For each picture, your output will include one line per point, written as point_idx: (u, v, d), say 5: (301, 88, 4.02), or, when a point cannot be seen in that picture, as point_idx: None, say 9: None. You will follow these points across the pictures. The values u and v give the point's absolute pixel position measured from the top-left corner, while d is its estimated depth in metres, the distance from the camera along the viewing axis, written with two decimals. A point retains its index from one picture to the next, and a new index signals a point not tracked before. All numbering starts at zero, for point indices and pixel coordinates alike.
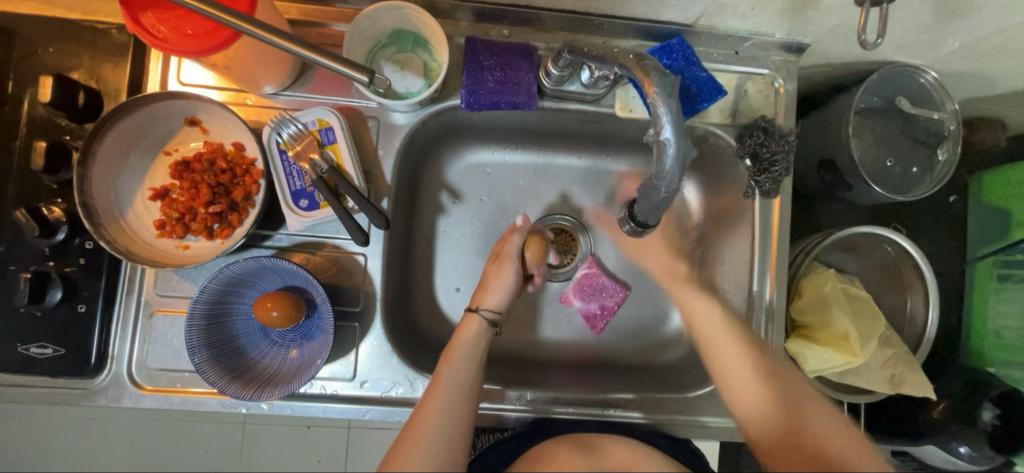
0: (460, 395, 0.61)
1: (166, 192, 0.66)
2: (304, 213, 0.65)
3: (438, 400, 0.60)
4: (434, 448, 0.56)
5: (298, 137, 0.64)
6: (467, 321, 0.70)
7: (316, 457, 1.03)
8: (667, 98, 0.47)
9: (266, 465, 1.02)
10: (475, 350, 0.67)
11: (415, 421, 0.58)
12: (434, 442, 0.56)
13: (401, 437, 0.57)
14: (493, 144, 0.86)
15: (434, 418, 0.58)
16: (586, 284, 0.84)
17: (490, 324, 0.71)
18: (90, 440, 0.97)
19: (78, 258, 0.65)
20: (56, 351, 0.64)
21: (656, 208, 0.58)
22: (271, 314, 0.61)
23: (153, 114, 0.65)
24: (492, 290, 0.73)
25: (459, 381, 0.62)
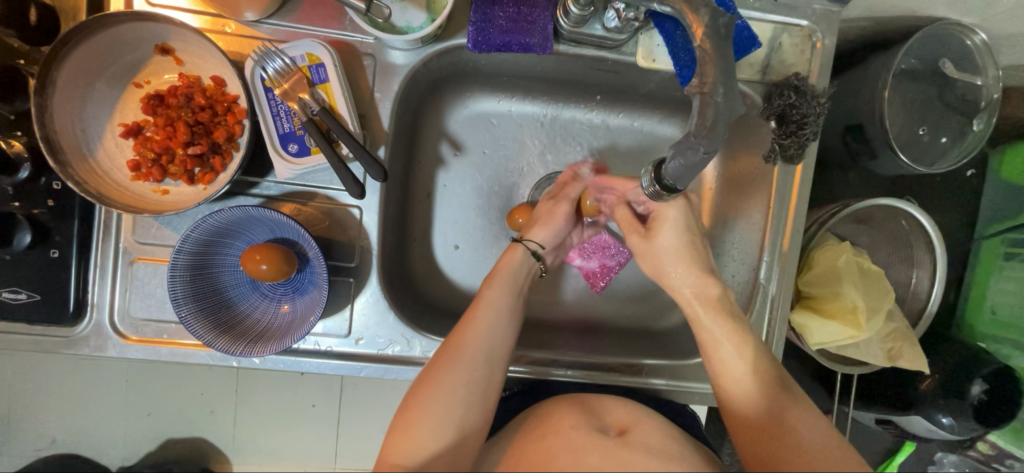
0: (499, 322, 0.62)
1: (139, 130, 0.60)
2: (293, 160, 0.59)
3: (479, 321, 0.61)
4: (473, 365, 0.57)
5: (286, 73, 0.57)
6: (513, 250, 0.69)
7: (310, 401, 1.03)
8: (716, 41, 0.46)
9: (260, 408, 1.03)
10: (516, 278, 0.68)
11: (456, 339, 0.59)
12: (471, 359, 0.57)
13: (442, 351, 0.58)
14: (499, 92, 0.80)
15: (473, 338, 0.59)
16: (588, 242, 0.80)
17: (535, 257, 0.70)
18: (83, 378, 0.96)
19: (46, 199, 0.59)
20: (31, 297, 0.60)
21: (690, 170, 0.49)
22: (260, 267, 0.57)
23: (118, 38, 0.57)
24: (541, 225, 0.71)
25: (500, 309, 0.63)
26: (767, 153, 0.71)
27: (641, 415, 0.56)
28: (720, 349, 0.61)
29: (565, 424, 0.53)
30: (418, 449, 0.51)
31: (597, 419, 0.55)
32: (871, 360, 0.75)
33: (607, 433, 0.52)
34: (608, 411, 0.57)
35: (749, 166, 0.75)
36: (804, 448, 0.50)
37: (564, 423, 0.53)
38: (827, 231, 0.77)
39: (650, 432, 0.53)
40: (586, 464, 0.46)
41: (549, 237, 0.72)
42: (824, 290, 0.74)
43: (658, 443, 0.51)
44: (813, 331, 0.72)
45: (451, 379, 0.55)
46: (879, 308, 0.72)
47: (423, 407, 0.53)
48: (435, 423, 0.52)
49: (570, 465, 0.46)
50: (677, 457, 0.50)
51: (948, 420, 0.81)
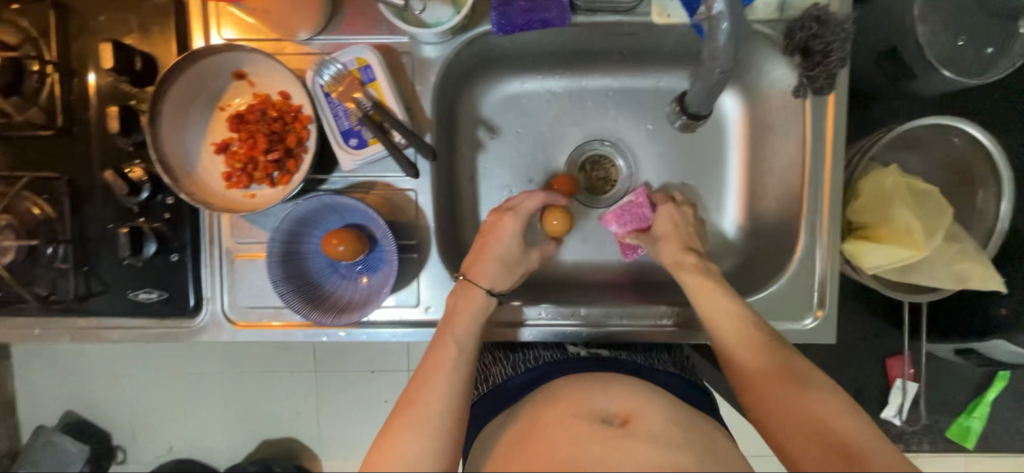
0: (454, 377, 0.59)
1: (226, 146, 0.71)
2: (354, 152, 0.67)
3: (437, 374, 0.59)
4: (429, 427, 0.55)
5: (339, 78, 0.66)
6: (468, 291, 0.69)
7: (384, 397, 1.20)
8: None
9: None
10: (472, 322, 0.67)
11: (410, 401, 0.57)
12: (427, 423, 0.55)
13: (398, 412, 0.56)
14: (525, 73, 0.86)
15: (433, 394, 0.57)
16: (628, 210, 0.81)
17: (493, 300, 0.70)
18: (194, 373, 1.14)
19: (163, 213, 0.71)
20: (161, 296, 0.72)
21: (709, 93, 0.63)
22: (338, 249, 0.66)
23: (204, 71, 0.68)
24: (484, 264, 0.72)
25: (468, 347, 0.63)
26: (796, 88, 0.73)
27: (644, 400, 0.61)
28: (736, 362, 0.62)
29: (566, 414, 0.58)
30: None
31: (599, 407, 0.60)
32: (938, 283, 0.74)
33: (610, 423, 0.57)
34: (612, 397, 0.61)
35: (777, 105, 0.77)
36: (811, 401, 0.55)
37: (568, 411, 0.59)
38: (870, 159, 0.76)
39: (651, 417, 0.58)
40: (584, 455, 0.52)
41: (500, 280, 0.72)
42: (874, 217, 0.73)
43: (660, 429, 0.56)
44: (867, 257, 0.71)
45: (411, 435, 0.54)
46: (936, 228, 0.71)
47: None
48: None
49: (569, 454, 0.52)
50: (679, 442, 0.54)
51: None
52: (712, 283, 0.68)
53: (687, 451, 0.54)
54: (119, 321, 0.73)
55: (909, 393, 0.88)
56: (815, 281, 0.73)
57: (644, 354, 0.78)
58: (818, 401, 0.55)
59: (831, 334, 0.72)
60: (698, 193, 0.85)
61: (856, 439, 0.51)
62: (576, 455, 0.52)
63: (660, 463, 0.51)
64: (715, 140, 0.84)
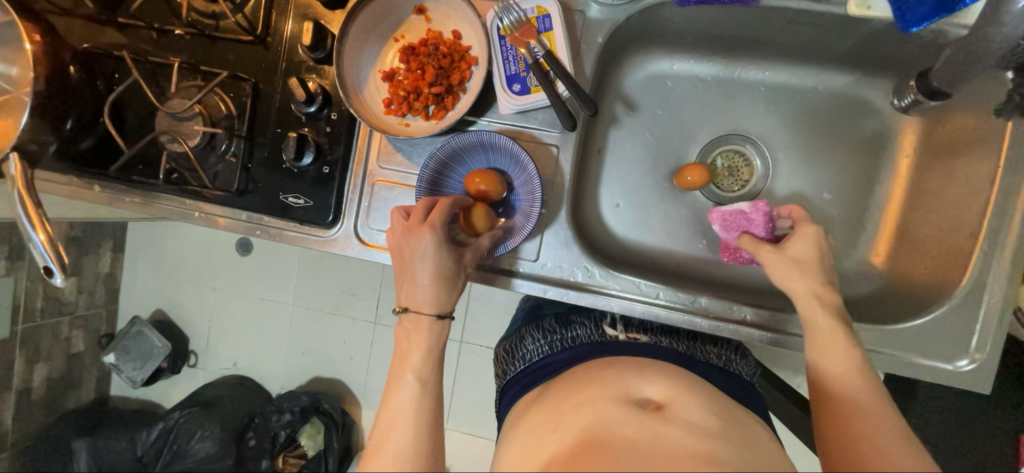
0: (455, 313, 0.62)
1: (393, 75, 0.75)
2: (515, 96, 0.69)
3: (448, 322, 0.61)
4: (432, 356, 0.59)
5: (519, 24, 0.68)
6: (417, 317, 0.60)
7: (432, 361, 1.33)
8: None
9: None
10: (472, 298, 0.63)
11: (402, 358, 0.59)
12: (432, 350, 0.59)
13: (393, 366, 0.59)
14: (678, 54, 0.84)
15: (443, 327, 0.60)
16: (734, 218, 0.73)
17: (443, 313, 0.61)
18: None
19: (326, 127, 0.76)
20: (306, 203, 0.78)
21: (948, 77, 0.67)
22: (480, 187, 0.68)
23: (391, 1, 0.73)
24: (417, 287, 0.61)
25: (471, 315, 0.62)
26: (999, 106, 0.66)
27: (679, 389, 0.60)
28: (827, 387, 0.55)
29: (602, 394, 0.58)
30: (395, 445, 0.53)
31: (636, 392, 0.59)
32: None
33: (645, 407, 0.56)
34: (650, 382, 0.61)
35: (963, 124, 0.70)
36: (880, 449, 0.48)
37: (601, 391, 0.59)
38: None
39: (687, 405, 0.57)
40: (615, 436, 0.51)
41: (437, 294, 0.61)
42: None
43: (695, 417, 0.55)
44: None
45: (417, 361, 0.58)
46: None
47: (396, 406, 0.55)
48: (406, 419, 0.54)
49: (597, 429, 0.52)
50: (717, 433, 0.53)
51: None
52: (832, 320, 0.59)
53: (718, 439, 0.52)
54: (266, 219, 0.80)
55: None
56: (979, 322, 0.65)
57: (689, 343, 0.77)
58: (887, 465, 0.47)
59: (988, 384, 0.65)
60: (841, 206, 0.80)
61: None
62: (604, 434, 0.51)
63: (686, 447, 0.50)
64: (870, 154, 0.79)
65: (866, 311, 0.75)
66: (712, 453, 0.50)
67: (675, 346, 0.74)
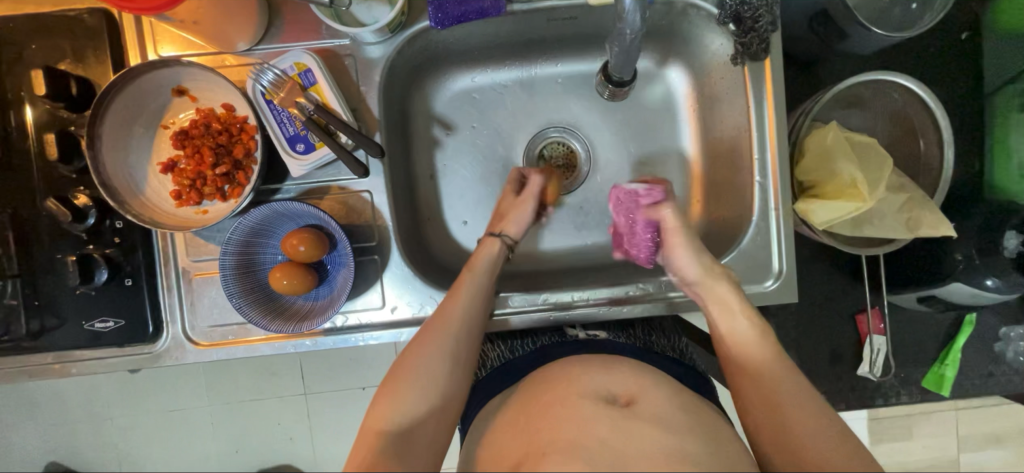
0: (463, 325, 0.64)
1: (173, 164, 0.70)
2: (300, 157, 0.68)
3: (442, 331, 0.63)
4: (432, 375, 0.59)
5: (280, 84, 0.67)
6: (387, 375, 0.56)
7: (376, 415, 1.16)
8: None
9: (328, 420, 1.14)
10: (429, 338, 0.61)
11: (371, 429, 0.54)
12: (430, 368, 0.59)
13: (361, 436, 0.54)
14: (474, 67, 0.86)
15: (433, 347, 0.61)
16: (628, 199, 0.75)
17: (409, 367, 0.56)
18: (166, 402, 1.12)
19: (113, 238, 0.70)
20: (117, 323, 0.71)
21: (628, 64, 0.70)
22: (299, 249, 0.67)
23: (143, 89, 0.68)
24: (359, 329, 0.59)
25: (458, 332, 0.63)
26: (733, 56, 0.75)
27: (645, 385, 0.61)
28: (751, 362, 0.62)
29: (571, 395, 0.58)
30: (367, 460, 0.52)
31: (602, 389, 0.60)
32: (888, 233, 0.76)
33: (615, 404, 0.57)
34: (616, 380, 0.62)
35: (718, 76, 0.79)
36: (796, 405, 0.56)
37: (571, 392, 0.59)
38: (815, 119, 0.79)
39: (652, 399, 0.59)
40: (593, 436, 0.52)
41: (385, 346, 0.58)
42: (822, 174, 0.75)
43: (662, 412, 0.56)
44: (818, 212, 0.73)
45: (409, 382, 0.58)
46: (879, 178, 0.73)
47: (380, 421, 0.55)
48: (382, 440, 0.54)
49: (575, 434, 0.52)
50: (682, 427, 0.55)
51: (992, 281, 0.79)
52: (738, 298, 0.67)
53: (687, 437, 0.53)
54: (75, 353, 0.72)
55: (880, 349, 0.89)
56: (773, 241, 0.75)
57: (644, 339, 0.79)
58: (800, 413, 0.55)
59: (792, 292, 0.74)
60: (656, 168, 0.87)
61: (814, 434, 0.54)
62: (584, 436, 0.52)
63: (666, 450, 0.50)
64: (666, 115, 0.87)
65: None
66: (682, 451, 0.51)
67: (632, 342, 0.77)
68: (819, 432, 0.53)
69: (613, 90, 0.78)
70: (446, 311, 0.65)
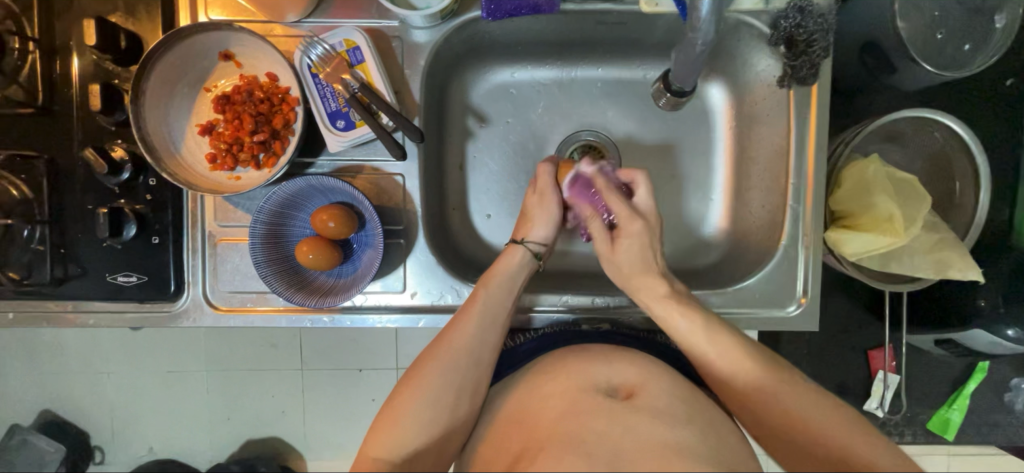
0: (488, 319, 0.66)
1: (212, 127, 0.70)
2: (341, 133, 0.68)
3: (469, 324, 0.64)
4: (459, 368, 0.61)
5: (327, 59, 0.67)
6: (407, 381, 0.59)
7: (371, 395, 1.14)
8: None
9: (326, 399, 1.14)
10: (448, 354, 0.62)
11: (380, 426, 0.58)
12: (457, 361, 0.62)
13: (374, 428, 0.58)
14: (516, 62, 0.86)
15: (460, 341, 0.63)
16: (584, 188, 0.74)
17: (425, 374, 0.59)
18: (169, 362, 1.13)
19: (145, 194, 0.70)
20: (140, 279, 0.71)
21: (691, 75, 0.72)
22: (328, 225, 0.67)
23: (191, 50, 0.68)
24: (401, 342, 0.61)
25: (483, 327, 0.65)
26: (780, 78, 0.75)
27: (649, 376, 0.60)
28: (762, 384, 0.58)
29: (570, 387, 0.57)
30: (395, 444, 0.57)
31: (603, 380, 0.59)
32: (916, 272, 0.75)
33: (614, 398, 0.56)
34: (617, 371, 0.61)
35: (761, 96, 0.79)
36: (813, 417, 0.54)
37: (572, 385, 0.58)
38: (853, 149, 0.78)
39: (655, 392, 0.57)
40: (590, 430, 0.51)
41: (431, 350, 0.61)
42: (856, 206, 0.75)
43: (663, 404, 0.55)
44: (850, 244, 0.73)
45: (433, 373, 0.60)
46: (915, 216, 0.72)
47: (404, 410, 0.58)
48: (408, 428, 0.58)
49: (573, 429, 0.51)
50: (684, 419, 0.54)
51: (1013, 332, 0.80)
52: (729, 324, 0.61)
53: (687, 426, 0.53)
54: (95, 304, 0.72)
55: (891, 386, 0.89)
56: (800, 267, 0.74)
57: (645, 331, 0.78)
58: (820, 424, 0.53)
59: (813, 320, 0.74)
60: (687, 182, 0.85)
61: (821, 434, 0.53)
62: (580, 432, 0.51)
63: (662, 439, 0.50)
64: (702, 130, 0.85)
65: (718, 276, 0.82)
66: (678, 443, 0.50)
67: (636, 332, 0.76)
68: (835, 435, 0.52)
69: (669, 98, 0.80)
70: (454, 333, 0.64)
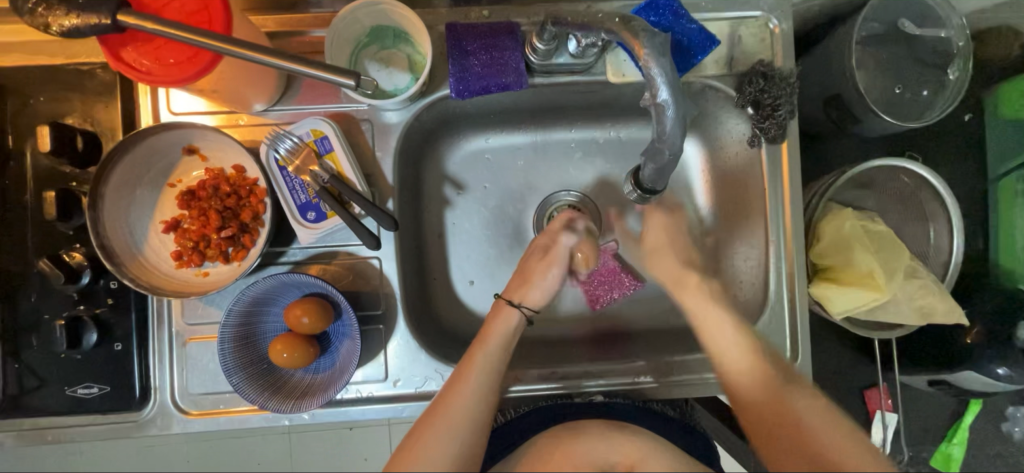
0: (488, 378, 0.63)
1: (177, 224, 0.67)
2: (313, 226, 0.66)
3: (470, 384, 0.62)
4: (460, 435, 0.59)
5: (295, 151, 0.65)
6: (411, 446, 0.57)
7: (365, 455, 1.05)
8: (658, 58, 0.52)
9: None
10: (456, 430, 0.59)
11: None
12: (456, 432, 0.59)
13: None
14: (488, 129, 0.86)
15: (462, 407, 0.61)
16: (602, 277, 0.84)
17: (440, 470, 0.56)
18: (136, 457, 1.02)
19: (106, 299, 0.67)
20: (102, 390, 0.67)
21: (660, 173, 0.63)
22: (302, 321, 0.64)
23: (153, 148, 0.66)
24: (431, 431, 0.59)
25: (476, 400, 0.61)
26: (750, 137, 0.76)
27: (645, 454, 0.58)
28: (796, 419, 0.58)
29: None
30: None
31: None
32: (902, 320, 0.75)
33: None
34: (613, 449, 0.58)
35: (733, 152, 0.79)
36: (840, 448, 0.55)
37: None
38: (828, 199, 0.79)
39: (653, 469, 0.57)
40: None
41: (451, 427, 0.59)
42: (838, 259, 0.75)
43: None
44: (834, 301, 0.73)
45: (433, 443, 0.58)
46: (895, 268, 0.73)
47: None
48: None
49: None
50: None
51: (1004, 370, 0.79)
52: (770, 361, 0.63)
53: None
54: (53, 419, 0.67)
55: (891, 426, 0.87)
56: (787, 324, 0.74)
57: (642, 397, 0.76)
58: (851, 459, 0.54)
59: (807, 379, 0.73)
60: None
61: (831, 447, 0.55)
62: None
63: None
64: (680, 182, 0.84)
65: None
66: None
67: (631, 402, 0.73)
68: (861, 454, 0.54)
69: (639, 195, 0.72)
70: (455, 399, 0.61)
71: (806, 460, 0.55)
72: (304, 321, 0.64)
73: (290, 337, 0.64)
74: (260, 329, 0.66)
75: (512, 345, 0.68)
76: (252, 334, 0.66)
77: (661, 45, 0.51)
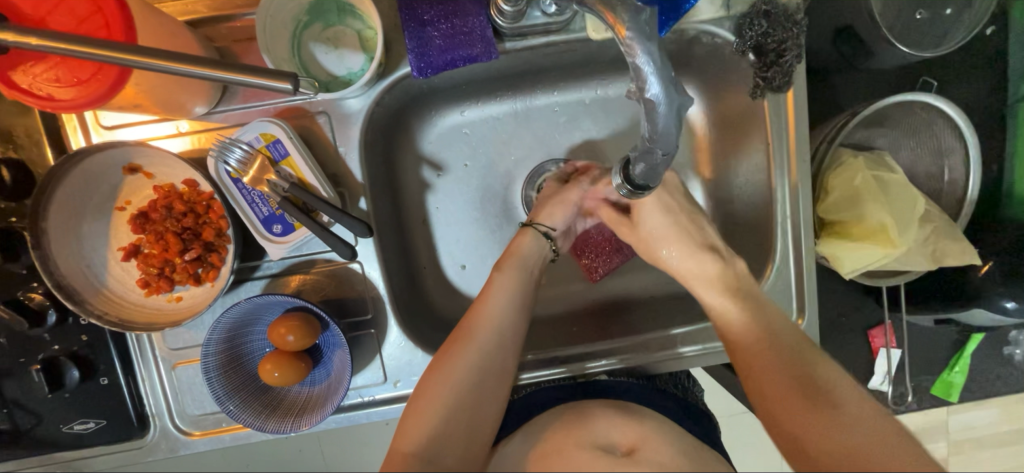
0: (514, 289, 0.67)
1: (136, 249, 0.62)
2: (280, 240, 0.61)
3: (497, 296, 0.65)
4: (488, 348, 0.61)
5: (247, 161, 0.59)
6: (447, 354, 0.61)
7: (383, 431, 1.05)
8: (644, 41, 0.44)
9: None
10: (486, 340, 0.62)
11: (424, 390, 0.58)
12: (484, 345, 0.61)
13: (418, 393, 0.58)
14: (463, 101, 0.77)
15: (487, 325, 0.63)
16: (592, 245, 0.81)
17: (475, 376, 0.59)
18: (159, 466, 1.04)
19: (80, 335, 0.63)
20: (99, 423, 0.66)
21: (654, 170, 0.54)
22: (287, 339, 0.61)
23: (89, 170, 0.59)
24: (465, 341, 0.61)
25: (501, 327, 0.63)
26: (751, 88, 0.68)
27: (648, 432, 0.56)
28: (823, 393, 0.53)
29: (568, 443, 0.54)
30: (425, 429, 0.54)
31: (601, 438, 0.55)
32: (914, 267, 0.72)
33: (613, 454, 0.53)
34: (615, 427, 0.57)
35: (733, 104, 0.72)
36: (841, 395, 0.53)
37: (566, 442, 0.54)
38: (838, 145, 0.73)
39: (655, 446, 0.54)
40: None
41: (485, 335, 0.62)
42: (848, 213, 0.71)
43: (664, 460, 0.52)
44: (843, 259, 0.70)
45: (466, 353, 0.60)
46: (909, 219, 0.70)
47: (440, 392, 0.57)
48: (437, 414, 0.56)
49: None
50: None
51: (1014, 305, 0.74)
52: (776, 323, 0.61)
53: None
54: (59, 454, 0.67)
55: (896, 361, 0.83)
56: (794, 285, 0.71)
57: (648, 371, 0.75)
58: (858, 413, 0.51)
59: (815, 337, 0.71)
60: None
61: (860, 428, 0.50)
62: None
63: None
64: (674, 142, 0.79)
65: None
66: None
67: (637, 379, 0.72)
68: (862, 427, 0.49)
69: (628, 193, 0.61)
70: (484, 310, 0.64)
71: (829, 411, 0.51)
72: (288, 339, 0.61)
73: (279, 356, 0.62)
74: (246, 351, 0.64)
75: (531, 267, 0.71)
76: (239, 356, 0.63)
77: (646, 27, 0.43)
